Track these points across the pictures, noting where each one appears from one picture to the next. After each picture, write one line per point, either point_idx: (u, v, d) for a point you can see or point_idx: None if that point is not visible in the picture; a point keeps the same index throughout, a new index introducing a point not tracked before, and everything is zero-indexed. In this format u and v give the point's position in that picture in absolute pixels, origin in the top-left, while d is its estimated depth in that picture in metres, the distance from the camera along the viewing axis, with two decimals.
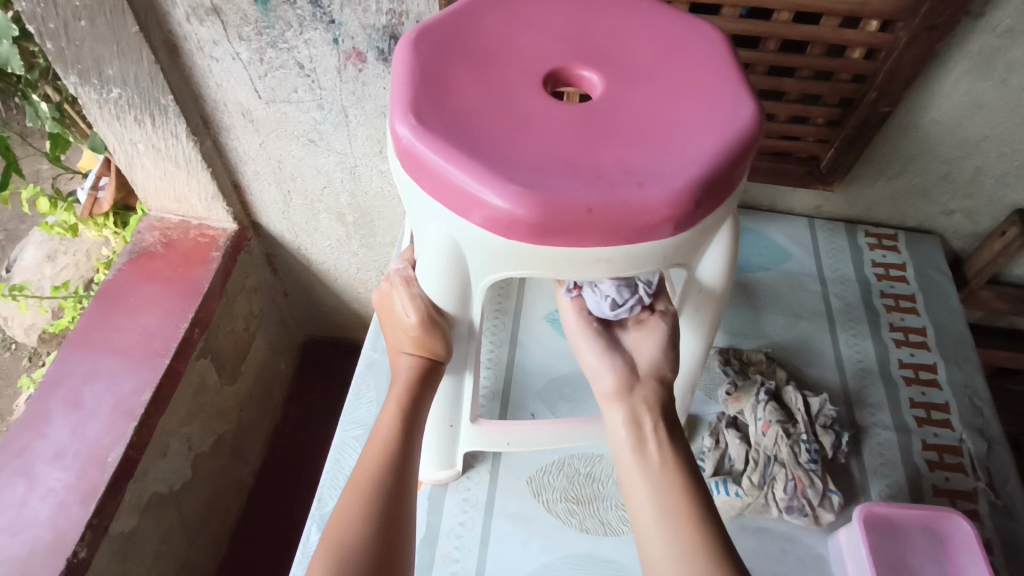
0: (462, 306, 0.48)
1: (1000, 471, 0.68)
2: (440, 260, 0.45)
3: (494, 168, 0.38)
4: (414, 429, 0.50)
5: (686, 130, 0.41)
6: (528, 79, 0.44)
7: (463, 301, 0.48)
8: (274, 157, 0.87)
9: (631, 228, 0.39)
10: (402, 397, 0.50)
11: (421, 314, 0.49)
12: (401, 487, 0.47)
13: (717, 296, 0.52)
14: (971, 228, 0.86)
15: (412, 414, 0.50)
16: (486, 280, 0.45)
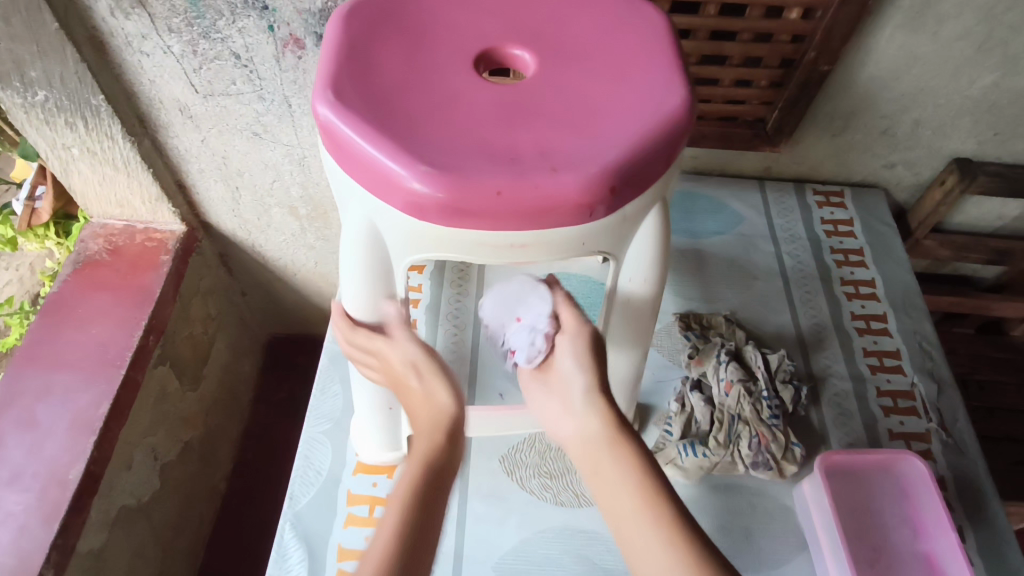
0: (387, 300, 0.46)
1: (950, 410, 0.72)
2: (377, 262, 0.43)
3: (409, 146, 0.37)
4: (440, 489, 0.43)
5: (612, 113, 0.40)
6: (455, 61, 0.42)
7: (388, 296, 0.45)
8: (218, 153, 0.84)
9: (542, 214, 0.37)
10: (421, 454, 0.44)
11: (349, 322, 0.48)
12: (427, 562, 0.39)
13: (650, 295, 0.49)
14: (912, 179, 0.89)
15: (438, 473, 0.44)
16: (404, 268, 0.43)
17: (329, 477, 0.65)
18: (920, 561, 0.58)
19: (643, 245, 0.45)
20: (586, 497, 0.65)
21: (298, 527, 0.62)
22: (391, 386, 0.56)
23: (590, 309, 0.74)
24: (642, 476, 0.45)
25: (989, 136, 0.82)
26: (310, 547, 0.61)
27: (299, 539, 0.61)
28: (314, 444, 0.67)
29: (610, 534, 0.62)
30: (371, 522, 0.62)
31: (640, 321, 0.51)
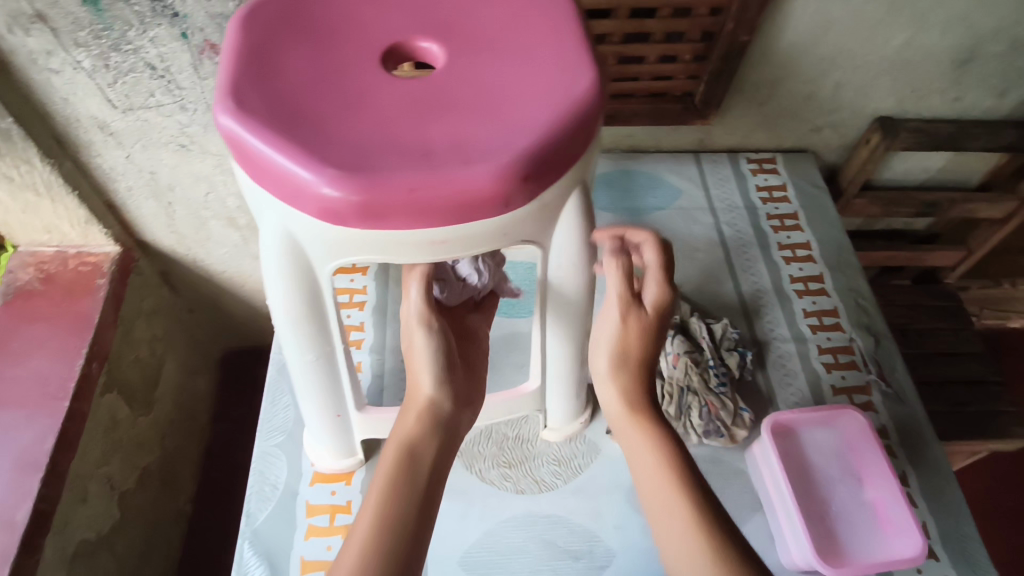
0: (315, 317, 0.45)
1: (888, 361, 0.75)
2: (298, 275, 0.42)
3: (316, 150, 0.36)
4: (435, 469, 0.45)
5: (522, 98, 0.39)
6: (362, 57, 0.41)
7: (316, 310, 0.45)
8: (146, 169, 0.81)
9: (457, 208, 0.36)
10: (412, 431, 0.46)
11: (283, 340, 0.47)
12: (414, 533, 0.41)
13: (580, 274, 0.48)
14: (840, 140, 0.92)
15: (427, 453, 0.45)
16: (328, 279, 0.43)
17: (286, 489, 0.64)
18: (865, 509, 0.61)
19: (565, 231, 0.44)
20: (546, 481, 0.65)
21: (257, 545, 0.61)
22: (335, 394, 0.55)
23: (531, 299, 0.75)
24: (673, 474, 0.45)
25: (907, 93, 0.85)
26: (272, 563, 0.60)
27: (259, 556, 0.60)
28: (268, 458, 0.66)
29: (571, 515, 0.63)
30: (332, 531, 0.62)
31: (575, 304, 0.51)
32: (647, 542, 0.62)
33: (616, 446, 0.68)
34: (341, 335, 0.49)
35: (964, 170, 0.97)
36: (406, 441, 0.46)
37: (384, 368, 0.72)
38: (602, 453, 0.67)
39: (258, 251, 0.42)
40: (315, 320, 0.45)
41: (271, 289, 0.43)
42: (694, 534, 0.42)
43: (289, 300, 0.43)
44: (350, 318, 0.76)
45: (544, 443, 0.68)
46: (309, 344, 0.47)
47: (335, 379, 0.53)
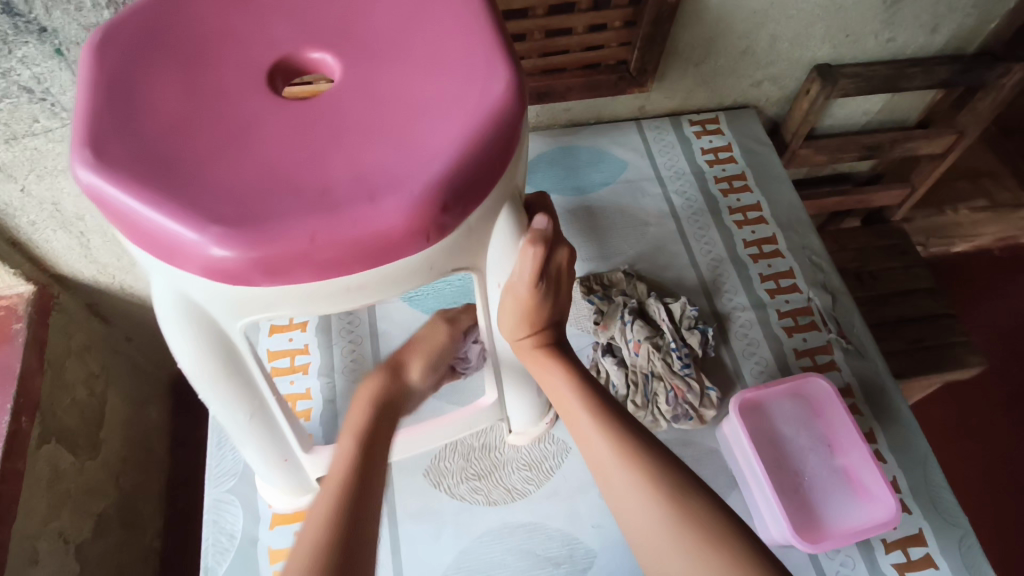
0: (234, 375, 0.41)
1: (846, 317, 0.74)
2: (204, 338, 0.37)
3: (196, 204, 0.31)
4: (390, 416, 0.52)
5: (430, 115, 0.34)
6: (243, 84, 0.36)
7: (234, 370, 0.40)
8: (47, 200, 0.72)
9: (370, 252, 0.32)
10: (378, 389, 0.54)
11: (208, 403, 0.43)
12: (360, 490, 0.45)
13: (521, 302, 0.43)
14: (780, 93, 0.89)
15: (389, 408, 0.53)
16: (240, 337, 0.38)
17: (245, 538, 0.60)
18: (838, 476, 0.60)
19: (502, 259, 0.40)
20: (518, 489, 0.63)
21: None
22: (278, 440, 0.50)
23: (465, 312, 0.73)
24: (670, 492, 0.42)
25: (842, 39, 0.82)
26: None
27: None
28: (221, 505, 0.62)
29: (548, 521, 0.61)
30: None
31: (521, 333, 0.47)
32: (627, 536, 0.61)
33: None
34: (267, 384, 0.44)
35: (902, 109, 0.97)
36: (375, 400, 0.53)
37: (336, 393, 0.68)
38: (573, 451, 0.65)
39: (156, 318, 0.37)
40: (237, 376, 0.41)
41: (183, 357, 0.39)
42: (699, 554, 0.40)
43: (204, 364, 0.39)
44: (293, 341, 0.71)
45: (512, 449, 0.65)
46: (238, 400, 0.43)
47: (275, 428, 0.49)
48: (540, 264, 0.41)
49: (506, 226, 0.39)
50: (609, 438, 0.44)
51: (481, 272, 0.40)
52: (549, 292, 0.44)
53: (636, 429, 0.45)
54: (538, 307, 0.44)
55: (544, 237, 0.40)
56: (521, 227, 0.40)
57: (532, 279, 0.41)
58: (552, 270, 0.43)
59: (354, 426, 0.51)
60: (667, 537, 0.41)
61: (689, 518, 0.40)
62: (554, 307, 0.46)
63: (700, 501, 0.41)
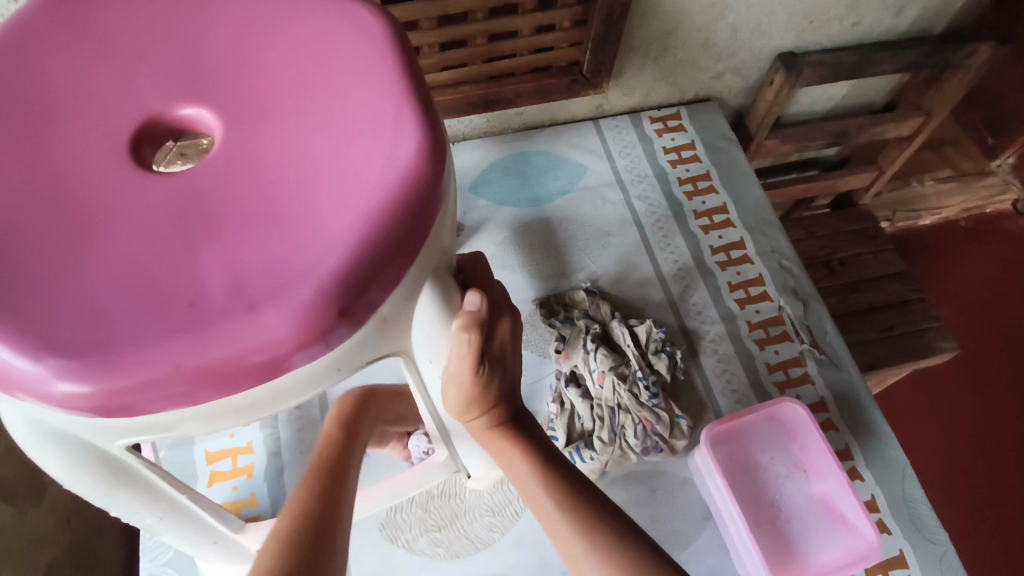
0: (126, 488, 0.36)
1: (818, 325, 0.71)
2: (79, 460, 0.32)
3: (30, 330, 0.26)
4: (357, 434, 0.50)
5: (322, 192, 0.29)
6: (98, 158, 0.30)
7: (126, 483, 0.35)
8: None
9: (255, 371, 0.27)
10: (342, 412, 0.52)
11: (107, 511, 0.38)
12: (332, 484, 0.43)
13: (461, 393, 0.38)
14: (743, 83, 0.85)
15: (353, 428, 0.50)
16: (123, 455, 0.33)
17: None
18: (815, 505, 0.58)
19: (432, 343, 0.36)
20: (482, 538, 0.59)
21: None
22: (201, 526, 0.46)
23: None
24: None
25: (805, 25, 0.77)
26: None
27: None
28: None
29: (515, 572, 0.57)
30: None
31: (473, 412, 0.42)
32: None
33: None
34: (172, 482, 0.39)
35: (869, 92, 0.92)
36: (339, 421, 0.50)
37: (280, 444, 0.62)
38: None
39: (17, 441, 0.31)
40: (131, 488, 0.36)
41: (61, 480, 0.34)
42: None
43: (87, 482, 0.34)
44: None
45: (474, 495, 0.61)
46: (141, 505, 0.38)
47: (194, 516, 0.44)
48: (479, 351, 0.36)
49: (432, 309, 0.34)
50: (578, 532, 0.38)
51: (409, 354, 0.36)
52: (496, 372, 0.39)
53: (609, 512, 0.40)
54: (484, 391, 0.38)
55: (480, 319, 0.35)
56: (454, 310, 0.35)
57: (472, 367, 0.36)
58: (496, 350, 0.38)
59: (320, 445, 0.48)
60: None
61: None
62: (509, 382, 0.41)
63: None
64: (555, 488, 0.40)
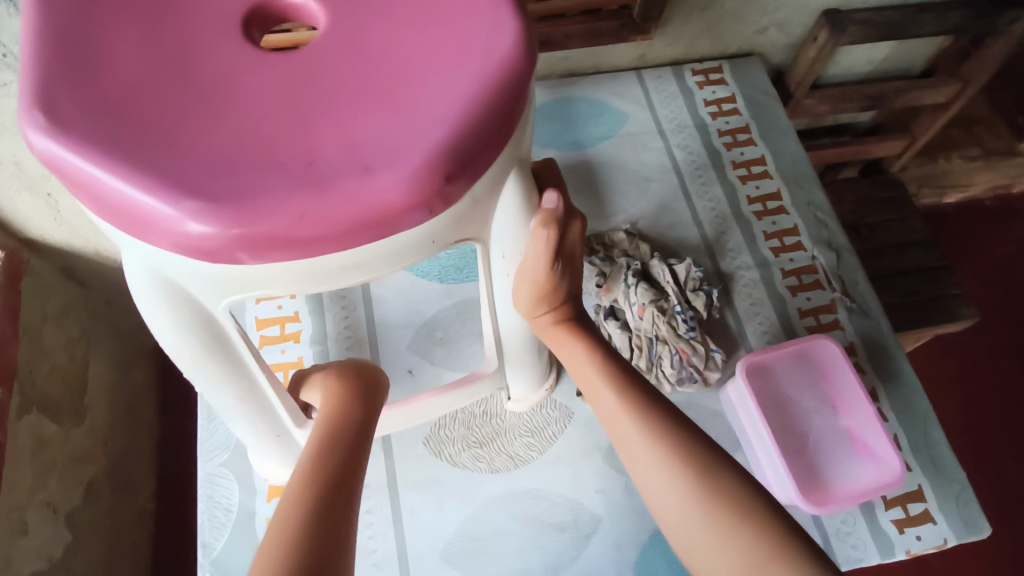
0: (222, 358, 0.38)
1: (850, 276, 0.73)
2: (187, 322, 0.35)
3: (163, 175, 0.27)
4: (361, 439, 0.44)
5: (429, 72, 0.30)
6: (213, 34, 0.32)
7: (223, 353, 0.38)
8: (8, 159, 0.64)
9: (369, 228, 0.29)
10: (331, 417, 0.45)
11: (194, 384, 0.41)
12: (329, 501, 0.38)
13: (534, 287, 0.42)
14: (785, 40, 0.86)
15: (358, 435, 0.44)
16: (228, 320, 0.36)
17: (241, 511, 0.58)
18: (842, 437, 0.60)
19: (510, 236, 0.38)
20: (521, 456, 0.62)
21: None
22: (269, 416, 0.48)
23: (450, 276, 0.70)
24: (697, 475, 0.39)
25: None
26: None
27: None
28: (215, 480, 0.60)
29: (553, 486, 0.61)
30: None
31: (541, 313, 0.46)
32: (632, 501, 0.60)
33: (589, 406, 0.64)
34: (257, 362, 0.42)
35: (908, 56, 0.93)
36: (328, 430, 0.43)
37: (329, 361, 0.65)
38: (575, 416, 0.64)
39: (133, 300, 0.34)
40: (224, 359, 0.39)
41: (167, 343, 0.37)
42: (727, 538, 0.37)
43: (190, 347, 0.37)
44: (282, 309, 0.67)
45: (514, 416, 0.64)
46: (227, 380, 0.41)
47: (265, 404, 0.47)
48: (554, 248, 0.40)
49: (517, 202, 0.37)
50: (635, 417, 0.41)
51: (486, 243, 0.38)
52: (567, 271, 0.43)
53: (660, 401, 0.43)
54: (554, 287, 0.43)
55: (556, 218, 0.39)
56: (533, 208, 0.39)
57: (547, 262, 0.40)
58: (569, 248, 0.42)
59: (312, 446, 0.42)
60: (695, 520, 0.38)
61: (719, 502, 0.38)
62: (573, 283, 0.45)
63: (729, 484, 0.38)
64: (612, 376, 0.44)
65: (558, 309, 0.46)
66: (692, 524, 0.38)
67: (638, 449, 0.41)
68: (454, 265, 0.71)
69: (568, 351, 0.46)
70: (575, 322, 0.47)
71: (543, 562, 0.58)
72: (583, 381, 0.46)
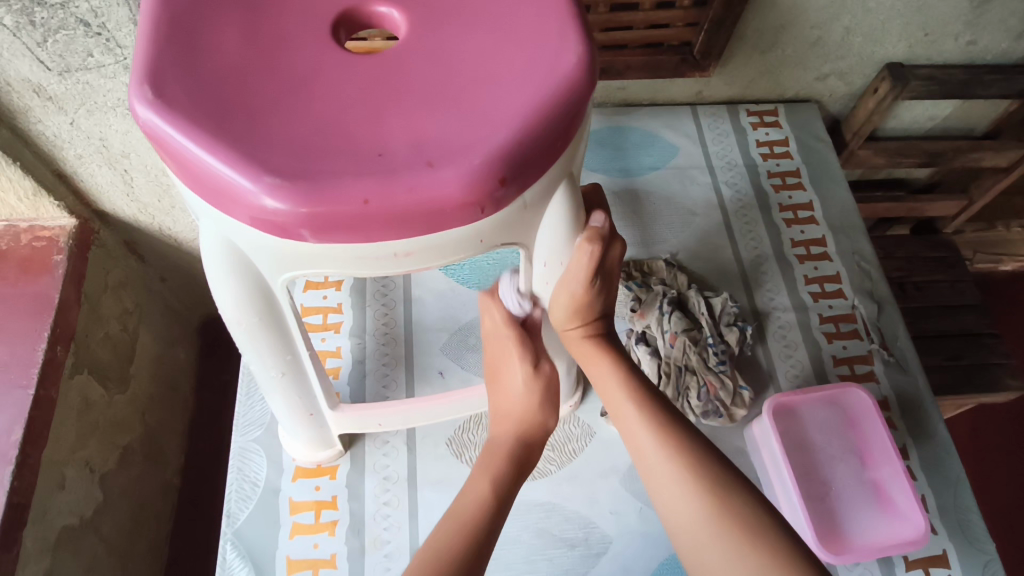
0: (274, 329, 0.42)
1: (890, 329, 0.72)
2: (248, 291, 0.38)
3: (251, 153, 0.31)
4: (506, 500, 0.47)
5: (494, 84, 0.33)
6: (303, 31, 0.35)
7: (275, 325, 0.41)
8: (94, 135, 0.69)
9: (424, 217, 0.32)
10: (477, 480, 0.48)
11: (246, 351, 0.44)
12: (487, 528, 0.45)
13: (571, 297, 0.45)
14: (845, 89, 0.86)
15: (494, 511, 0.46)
16: (284, 291, 0.39)
17: (268, 487, 0.61)
18: (867, 488, 0.59)
19: (555, 246, 0.40)
20: (540, 468, 0.63)
21: (240, 547, 0.58)
22: (307, 395, 0.51)
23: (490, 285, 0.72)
24: (714, 496, 0.42)
25: (920, 37, 0.78)
26: (256, 565, 0.57)
27: (243, 558, 0.58)
28: (246, 454, 0.63)
29: (567, 502, 0.61)
30: (318, 528, 0.59)
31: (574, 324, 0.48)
32: (644, 527, 0.60)
33: (611, 428, 0.65)
34: (304, 340, 0.45)
35: (972, 116, 0.92)
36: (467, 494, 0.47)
37: (365, 354, 0.68)
38: (597, 435, 0.65)
39: (203, 265, 0.38)
40: (274, 330, 0.42)
41: (226, 311, 0.40)
42: (734, 554, 0.40)
43: (246, 316, 0.40)
44: (327, 299, 0.70)
45: None
46: (272, 352, 0.44)
47: (305, 382, 0.50)
48: (596, 265, 0.43)
49: (562, 215, 0.39)
50: (657, 435, 0.44)
51: (529, 250, 0.40)
52: (601, 289, 0.46)
53: (683, 423, 0.46)
54: (589, 302, 0.46)
55: (602, 236, 0.42)
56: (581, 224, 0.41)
57: (585, 276, 0.43)
58: (609, 265, 0.45)
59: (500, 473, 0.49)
60: (705, 533, 0.41)
61: (729, 519, 0.41)
62: (607, 299, 0.48)
63: (742, 502, 0.41)
64: (635, 390, 0.47)
65: (590, 322, 0.48)
66: (704, 540, 0.41)
67: (656, 462, 0.44)
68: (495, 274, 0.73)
69: (595, 364, 0.49)
70: (605, 337, 0.49)
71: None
72: (604, 391, 0.49)
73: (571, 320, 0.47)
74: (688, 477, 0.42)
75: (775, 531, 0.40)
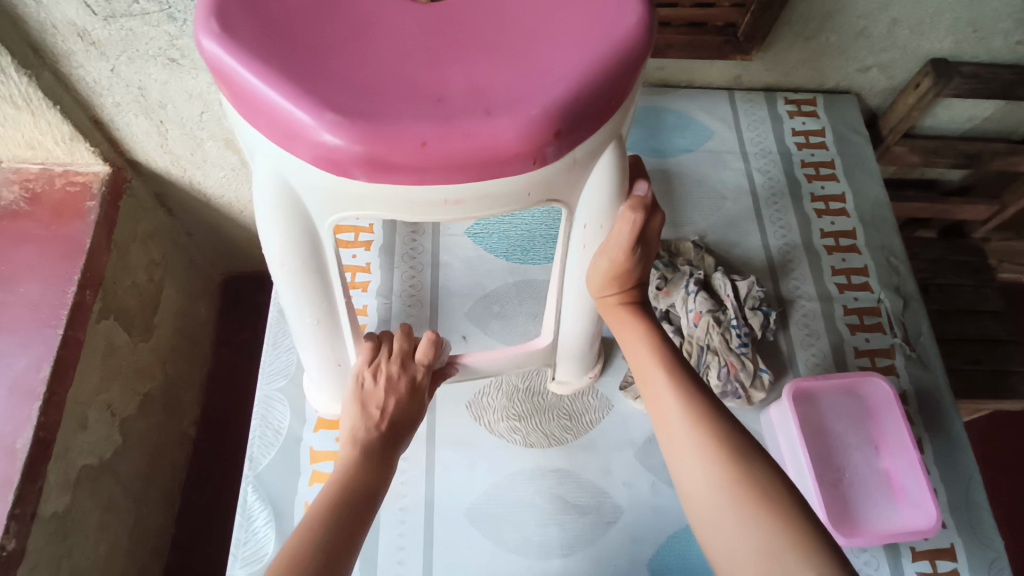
0: (316, 273, 0.42)
1: (915, 325, 0.71)
2: (296, 232, 0.39)
3: (314, 90, 0.31)
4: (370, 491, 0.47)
5: (553, 39, 0.34)
6: None
7: (317, 269, 0.42)
8: (133, 83, 0.70)
9: (479, 165, 0.32)
10: (356, 468, 0.48)
11: (285, 295, 0.45)
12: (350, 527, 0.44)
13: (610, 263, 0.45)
14: (886, 83, 0.85)
15: (364, 498, 0.46)
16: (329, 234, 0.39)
17: (289, 435, 0.62)
18: (879, 478, 0.60)
19: (598, 208, 0.41)
20: (555, 435, 0.64)
21: (260, 489, 0.60)
22: (337, 345, 0.52)
23: (517, 254, 0.73)
24: (731, 466, 0.42)
25: (967, 33, 0.77)
26: (275, 509, 0.59)
27: (263, 501, 0.59)
28: (270, 402, 0.64)
29: (581, 470, 0.62)
30: None
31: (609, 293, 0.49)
32: (655, 499, 0.61)
33: (628, 403, 0.65)
34: (342, 288, 0.46)
35: (1013, 119, 0.90)
36: (336, 482, 0.47)
37: (390, 314, 0.69)
38: (615, 408, 0.65)
39: (254, 203, 0.38)
40: (316, 274, 0.42)
41: (271, 251, 0.41)
42: (746, 521, 0.41)
43: (291, 257, 0.41)
44: (356, 258, 0.71)
45: (555, 398, 0.66)
46: (310, 297, 0.45)
47: (337, 332, 0.50)
48: (638, 231, 0.43)
49: (611, 176, 0.39)
50: (683, 405, 0.45)
51: (572, 209, 0.41)
52: (639, 260, 0.47)
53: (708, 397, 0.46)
54: (627, 270, 0.47)
55: (645, 204, 0.43)
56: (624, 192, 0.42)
57: (626, 244, 0.44)
58: (648, 236, 0.46)
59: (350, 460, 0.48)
60: (720, 501, 0.42)
61: (744, 489, 0.41)
62: (644, 269, 0.48)
63: (759, 474, 0.42)
64: (664, 359, 0.47)
65: (626, 291, 0.49)
66: (717, 505, 0.42)
67: (678, 430, 0.45)
68: (523, 244, 0.73)
69: (627, 333, 0.49)
70: (638, 307, 0.50)
71: (560, 540, 0.59)
72: (634, 359, 0.49)
73: (607, 289, 0.48)
74: (708, 446, 0.43)
75: (793, 506, 0.41)
